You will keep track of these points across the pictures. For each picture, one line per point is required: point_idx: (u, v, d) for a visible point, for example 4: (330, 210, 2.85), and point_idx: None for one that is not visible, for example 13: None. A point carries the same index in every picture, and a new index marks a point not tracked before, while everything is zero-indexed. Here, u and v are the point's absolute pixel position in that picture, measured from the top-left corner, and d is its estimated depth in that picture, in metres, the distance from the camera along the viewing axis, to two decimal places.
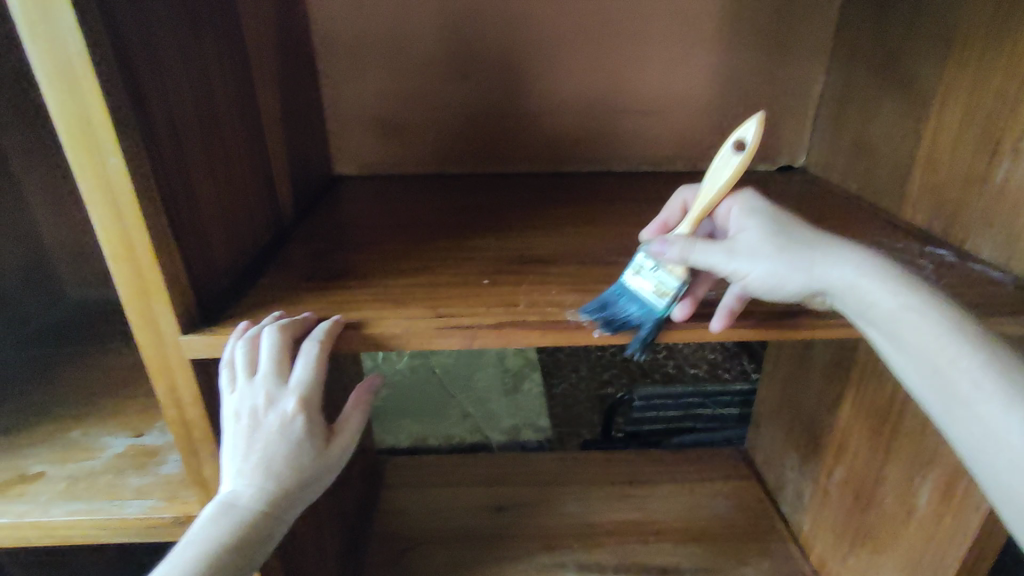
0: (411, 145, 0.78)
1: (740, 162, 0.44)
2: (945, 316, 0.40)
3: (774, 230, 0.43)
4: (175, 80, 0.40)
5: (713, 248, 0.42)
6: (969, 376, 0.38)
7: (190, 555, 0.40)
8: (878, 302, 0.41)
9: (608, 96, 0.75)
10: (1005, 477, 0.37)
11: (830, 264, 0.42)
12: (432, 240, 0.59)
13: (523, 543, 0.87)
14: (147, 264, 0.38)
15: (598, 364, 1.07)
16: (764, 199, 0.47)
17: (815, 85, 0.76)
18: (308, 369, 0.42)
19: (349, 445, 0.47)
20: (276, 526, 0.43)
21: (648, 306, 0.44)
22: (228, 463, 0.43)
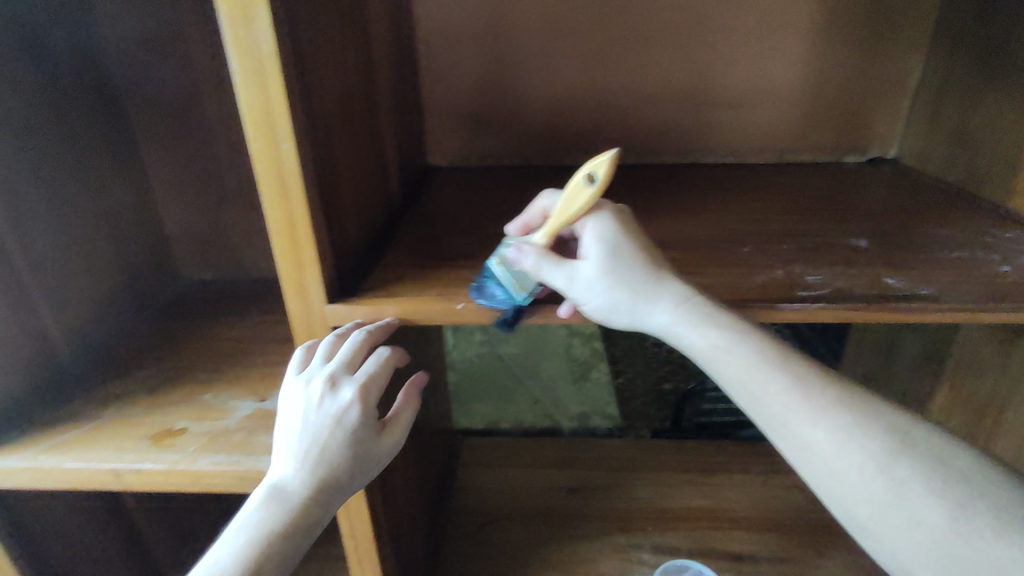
0: (501, 137, 0.82)
1: (586, 196, 0.44)
2: (758, 350, 0.44)
3: (612, 263, 0.44)
4: (325, 76, 0.46)
5: (556, 269, 0.45)
6: (782, 404, 0.43)
7: (248, 526, 0.46)
8: (690, 343, 0.44)
9: (696, 89, 0.77)
10: (831, 485, 0.42)
11: (653, 305, 0.44)
12: None
13: (598, 522, 0.90)
14: (304, 237, 0.44)
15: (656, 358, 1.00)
16: (619, 221, 0.46)
17: (912, 75, 0.74)
18: (377, 363, 0.48)
19: (399, 437, 0.51)
20: (324, 509, 0.47)
21: (511, 294, 0.47)
22: (287, 444, 0.48)
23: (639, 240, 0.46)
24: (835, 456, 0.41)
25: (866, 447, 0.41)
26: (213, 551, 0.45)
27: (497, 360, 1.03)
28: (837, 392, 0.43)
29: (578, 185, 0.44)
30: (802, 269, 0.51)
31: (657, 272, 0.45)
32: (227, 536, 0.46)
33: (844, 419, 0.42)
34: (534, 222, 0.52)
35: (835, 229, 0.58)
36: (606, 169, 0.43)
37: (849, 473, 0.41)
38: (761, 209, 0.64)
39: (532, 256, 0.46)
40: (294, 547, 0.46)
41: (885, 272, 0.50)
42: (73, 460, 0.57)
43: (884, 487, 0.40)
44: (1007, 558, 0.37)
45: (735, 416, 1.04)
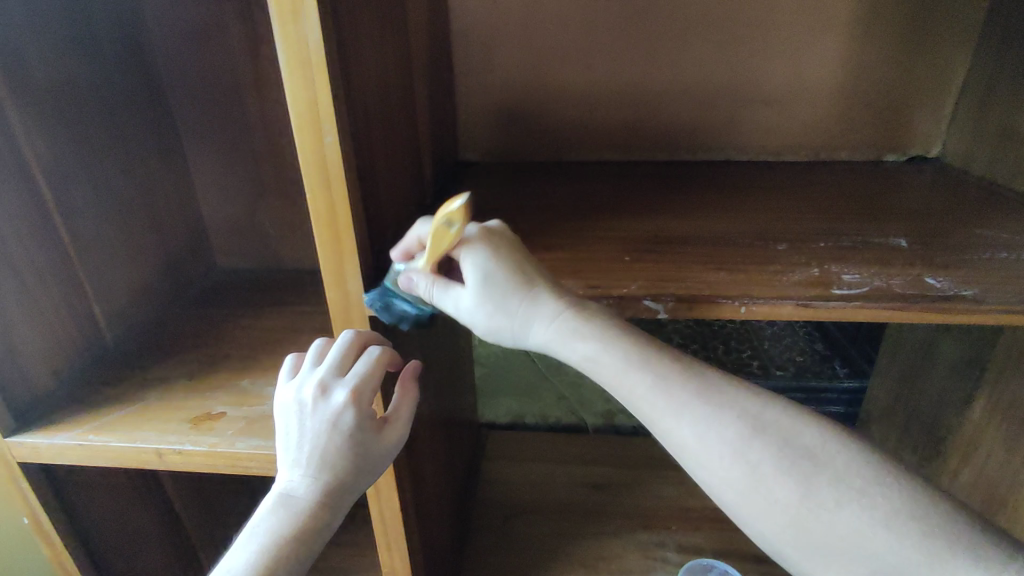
0: (533, 132, 0.82)
1: (453, 236, 0.45)
2: (622, 347, 0.44)
3: (486, 289, 0.44)
4: (365, 70, 0.47)
5: (444, 300, 0.46)
6: (647, 400, 0.43)
7: (258, 533, 0.47)
8: (569, 355, 0.45)
9: (731, 86, 0.76)
10: (700, 472, 0.43)
11: (530, 325, 0.45)
12: (565, 220, 0.63)
13: (622, 519, 0.90)
14: (344, 226, 0.45)
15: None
16: (489, 242, 0.46)
17: (957, 72, 0.72)
18: (368, 364, 0.48)
19: (401, 435, 0.51)
20: (333, 511, 0.48)
21: (420, 307, 0.48)
22: (286, 452, 0.49)
23: (509, 257, 0.45)
24: (699, 447, 0.42)
25: (724, 437, 0.42)
26: (225, 559, 0.47)
27: (522, 357, 1.03)
28: (696, 383, 0.44)
29: (442, 228, 0.45)
30: (839, 268, 0.51)
31: (528, 289, 0.45)
32: (238, 544, 0.47)
33: (703, 411, 0.43)
34: (414, 248, 0.48)
35: (874, 228, 0.57)
36: (459, 212, 0.44)
37: (710, 459, 0.42)
38: (796, 207, 0.63)
39: (422, 285, 0.46)
40: (305, 551, 0.47)
41: (925, 271, 0.49)
42: (118, 440, 0.60)
43: (742, 472, 0.41)
44: (852, 525, 0.39)
45: None
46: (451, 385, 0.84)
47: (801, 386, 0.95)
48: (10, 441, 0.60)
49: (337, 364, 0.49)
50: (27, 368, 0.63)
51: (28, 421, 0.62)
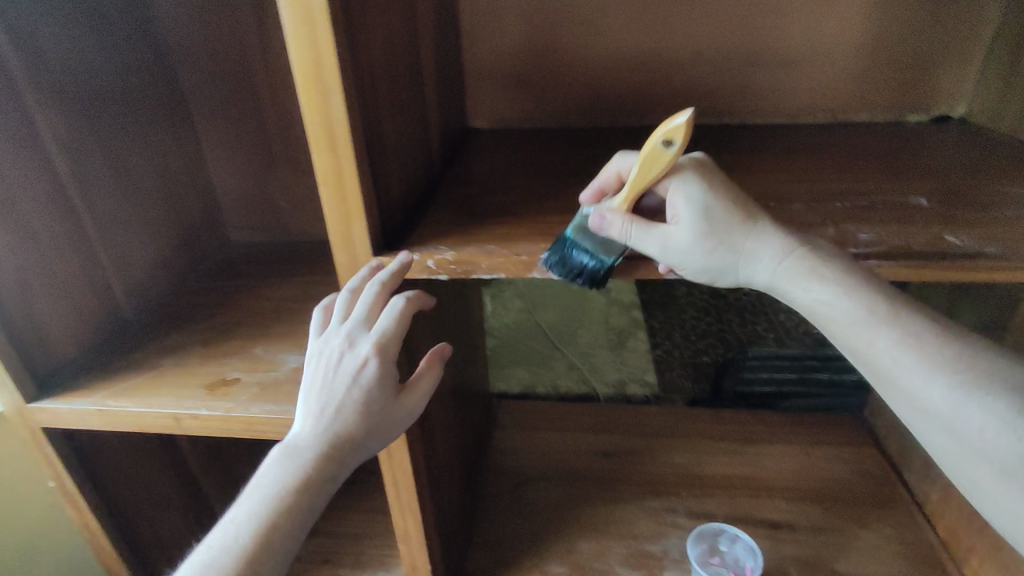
0: (542, 98, 0.81)
1: (668, 160, 0.44)
2: (869, 302, 0.43)
3: (705, 227, 0.44)
4: (370, 30, 0.46)
5: (651, 238, 0.45)
6: (890, 359, 0.43)
7: (265, 481, 0.46)
8: (798, 297, 0.45)
9: (745, 46, 0.74)
10: (946, 438, 0.42)
11: (753, 264, 0.45)
12: (573, 186, 0.62)
13: (633, 486, 0.90)
14: (350, 189, 0.45)
15: (694, 332, 1.03)
16: (702, 177, 0.45)
17: (987, 26, 0.70)
18: (393, 319, 0.48)
19: (420, 401, 0.50)
20: (338, 465, 0.47)
21: (597, 257, 0.47)
22: (304, 401, 0.48)
23: (726, 191, 0.45)
24: (952, 413, 0.41)
25: (992, 408, 0.40)
26: (233, 507, 0.46)
27: (533, 328, 1.08)
28: (955, 347, 0.42)
29: (658, 151, 0.44)
30: (856, 228, 0.49)
31: (751, 225, 0.44)
32: (247, 492, 0.46)
33: (966, 374, 0.41)
34: (608, 186, 0.51)
35: (894, 187, 0.56)
36: (685, 132, 0.42)
37: (966, 430, 0.41)
38: (811, 170, 0.62)
39: (618, 224, 0.46)
40: (308, 505, 0.46)
41: (947, 231, 0.48)
42: (136, 405, 0.61)
43: (1010, 447, 0.39)
44: None
45: (776, 387, 1.03)
46: (463, 354, 0.84)
47: (819, 352, 1.00)
48: (31, 407, 0.62)
49: (367, 318, 0.48)
50: (48, 336, 0.63)
51: (49, 387, 0.64)
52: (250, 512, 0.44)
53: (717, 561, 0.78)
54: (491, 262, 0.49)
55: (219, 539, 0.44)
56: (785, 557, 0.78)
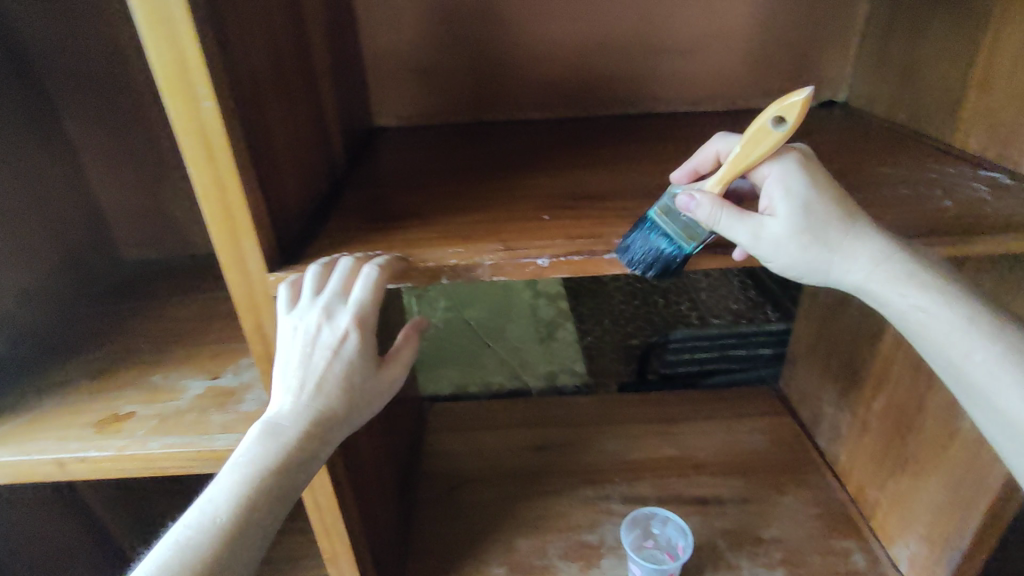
0: (449, 94, 0.79)
1: (778, 139, 0.44)
2: (968, 316, 0.47)
3: (804, 221, 0.45)
4: (247, 30, 0.43)
5: (743, 225, 0.44)
6: (986, 372, 0.46)
7: (247, 461, 0.44)
8: (891, 303, 0.47)
9: (644, 37, 0.76)
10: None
11: (849, 264, 0.46)
12: (482, 184, 0.61)
13: (567, 477, 0.91)
14: (235, 201, 0.42)
15: (622, 317, 1.11)
16: (806, 169, 0.46)
17: (860, 14, 0.74)
18: (370, 289, 0.45)
19: (399, 370, 0.50)
20: (320, 444, 0.46)
21: (678, 244, 0.46)
22: (282, 377, 0.46)
23: (826, 186, 0.46)
24: None
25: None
26: (213, 487, 0.44)
27: (463, 325, 1.12)
28: None
29: (766, 130, 0.44)
30: None
31: (852, 224, 0.45)
32: (225, 471, 0.44)
33: None
34: (703, 166, 0.52)
35: None
36: (801, 110, 0.43)
37: None
38: None
39: (705, 207, 0.45)
40: (291, 484, 0.45)
41: None
42: (13, 453, 0.54)
43: None
44: None
45: (698, 365, 1.08)
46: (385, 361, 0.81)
47: (736, 330, 1.06)
48: None
49: (344, 288, 0.45)
50: None
51: None
52: (228, 494, 0.43)
53: (650, 544, 0.80)
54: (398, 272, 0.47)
55: (195, 521, 0.42)
56: (713, 531, 0.81)
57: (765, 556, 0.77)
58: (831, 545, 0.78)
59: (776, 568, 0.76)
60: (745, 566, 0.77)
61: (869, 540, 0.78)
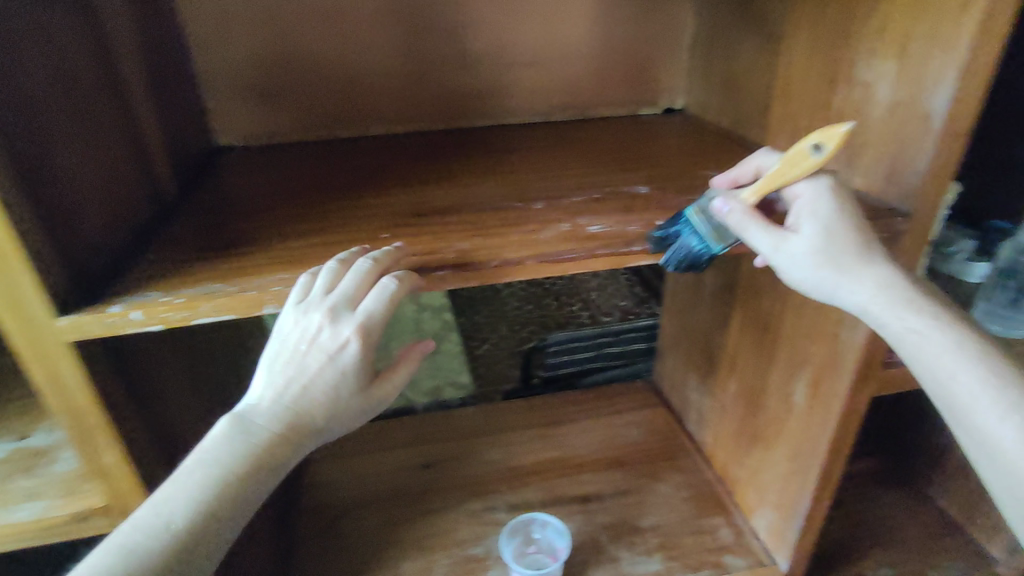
0: (296, 109, 0.76)
1: (812, 164, 0.46)
2: (960, 343, 0.48)
3: (824, 240, 0.46)
4: (14, 46, 0.39)
5: (765, 237, 0.46)
6: (970, 392, 0.47)
7: (217, 455, 0.42)
8: (887, 326, 0.48)
9: (490, 51, 0.77)
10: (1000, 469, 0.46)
11: (856, 286, 0.47)
12: (326, 204, 0.58)
13: (453, 492, 0.90)
14: (4, 238, 0.37)
15: (516, 321, 1.07)
16: (837, 195, 0.48)
17: (686, 29, 0.80)
18: (382, 301, 0.43)
19: (391, 390, 0.47)
20: (292, 451, 0.44)
21: (707, 243, 0.48)
22: (273, 368, 0.44)
23: (854, 215, 0.47)
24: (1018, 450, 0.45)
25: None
26: (177, 475, 0.42)
27: None
28: None
29: (802, 154, 0.46)
30: (588, 220, 0.51)
31: (866, 251, 0.47)
32: (188, 466, 0.43)
33: None
34: (743, 178, 0.53)
35: (622, 176, 0.60)
36: (840, 139, 0.45)
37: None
38: (557, 165, 0.65)
39: (736, 213, 0.47)
40: (255, 491, 0.43)
41: (654, 216, 0.51)
42: None
43: None
44: None
45: (577, 365, 1.11)
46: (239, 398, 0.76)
47: (611, 328, 1.08)
48: None
49: (354, 294, 0.43)
50: None
51: None
52: (187, 496, 0.41)
53: (533, 550, 0.81)
54: (214, 302, 0.43)
55: (146, 525, 0.40)
56: (595, 526, 0.83)
57: (643, 544, 0.81)
58: (701, 525, 0.83)
59: (653, 554, 0.79)
60: (626, 557, 0.79)
61: (734, 515, 0.84)
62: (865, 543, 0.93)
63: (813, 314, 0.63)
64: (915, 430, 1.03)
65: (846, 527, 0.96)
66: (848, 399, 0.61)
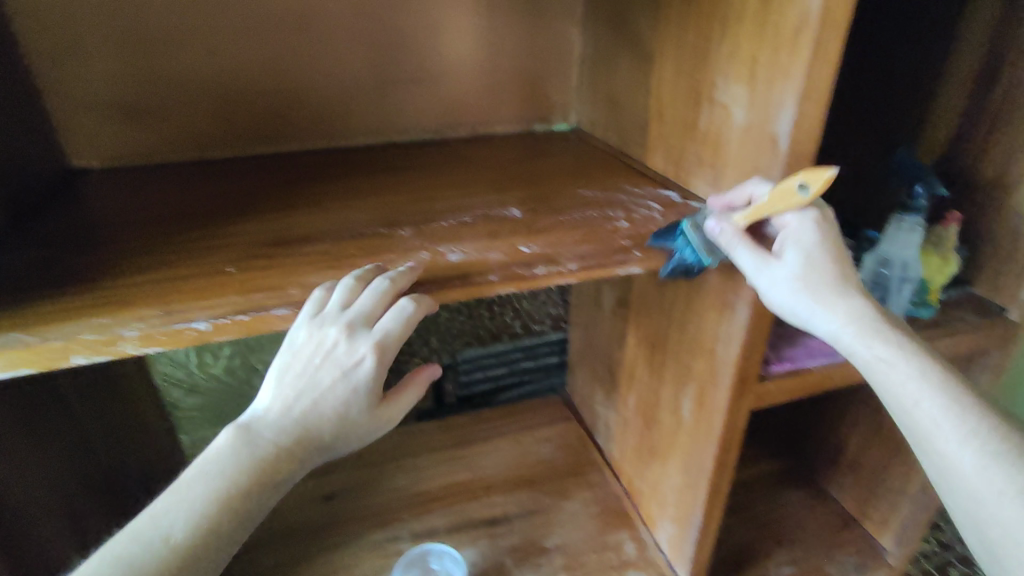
0: (162, 129, 0.71)
1: (797, 203, 0.46)
2: (924, 368, 0.49)
3: (808, 265, 0.49)
4: None
5: (749, 260, 0.49)
6: (932, 419, 0.48)
7: (223, 464, 0.43)
8: (856, 352, 0.50)
9: (373, 68, 0.75)
10: (960, 494, 0.47)
11: (832, 309, 0.49)
12: (177, 233, 0.54)
13: (356, 524, 0.86)
14: None
15: (449, 335, 1.00)
16: (822, 228, 0.51)
17: (573, 46, 0.81)
18: (398, 321, 0.43)
19: (396, 413, 0.47)
20: (296, 468, 0.45)
21: (700, 257, 0.50)
22: (281, 379, 0.45)
23: (835, 247, 0.50)
24: (976, 476, 0.46)
25: (1011, 477, 0.45)
26: (182, 483, 0.43)
27: (247, 375, 0.92)
28: (991, 423, 0.47)
29: (790, 190, 0.46)
30: (450, 246, 0.49)
31: (845, 281, 0.50)
32: (194, 473, 0.43)
33: (992, 446, 0.46)
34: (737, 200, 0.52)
35: (497, 199, 0.59)
36: (824, 184, 0.44)
37: (987, 495, 0.45)
38: (436, 186, 0.63)
39: (726, 234, 0.49)
40: (257, 506, 0.44)
41: (523, 240, 0.50)
42: None
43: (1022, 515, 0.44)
44: None
45: (490, 383, 1.09)
46: (87, 451, 0.70)
47: (521, 343, 1.06)
48: None
49: (371, 312, 0.43)
50: None
51: None
52: (194, 504, 0.42)
53: None
54: (11, 356, 0.39)
55: (150, 532, 0.41)
56: (500, 550, 0.82)
57: (548, 565, 0.80)
58: (606, 541, 0.83)
59: None
60: None
61: (638, 528, 0.84)
62: (768, 543, 0.96)
63: (694, 330, 0.64)
64: (813, 429, 1.07)
65: (751, 529, 0.98)
66: (728, 412, 0.62)
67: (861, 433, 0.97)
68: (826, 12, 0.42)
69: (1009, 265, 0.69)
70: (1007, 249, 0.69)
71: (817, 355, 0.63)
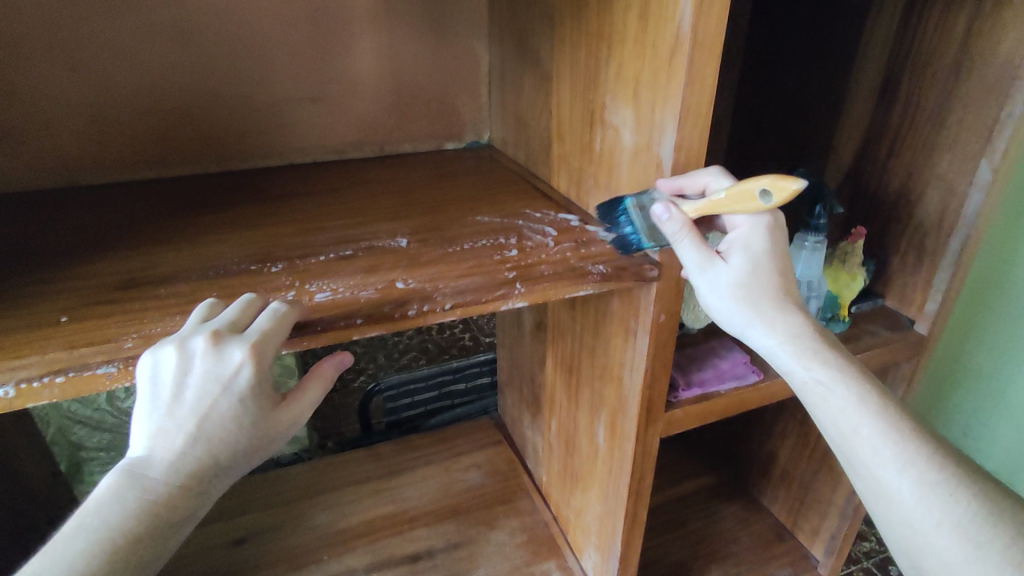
0: (25, 155, 0.64)
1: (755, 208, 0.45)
2: (861, 392, 0.48)
3: (749, 275, 0.49)
4: None
5: (695, 255, 0.46)
6: (871, 446, 0.46)
7: (101, 518, 0.36)
8: (794, 373, 0.49)
9: (266, 87, 0.70)
10: (899, 525, 0.45)
11: (769, 327, 0.49)
12: (19, 275, 0.48)
13: (268, 569, 0.81)
14: None
15: (397, 349, 0.98)
16: (771, 236, 0.49)
17: (482, 62, 0.78)
18: (272, 319, 0.40)
19: (299, 415, 0.42)
20: (195, 501, 0.39)
21: (640, 238, 0.48)
22: (149, 414, 0.38)
23: (780, 258, 0.50)
24: (914, 506, 0.44)
25: (949, 508, 0.43)
26: (50, 553, 0.35)
27: None
28: (925, 452, 0.45)
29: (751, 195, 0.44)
30: (320, 284, 0.46)
31: (783, 298, 0.49)
32: (65, 536, 0.36)
33: (929, 475, 0.44)
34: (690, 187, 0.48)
35: (386, 228, 0.56)
36: (789, 195, 0.44)
37: (924, 526, 0.44)
38: (327, 214, 0.59)
39: (673, 223, 0.45)
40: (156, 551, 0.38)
41: (402, 275, 0.46)
42: None
43: (960, 547, 0.42)
44: None
45: (419, 407, 1.05)
46: None
47: (450, 365, 1.02)
48: None
49: (238, 320, 0.41)
50: None
51: None
52: (76, 561, 0.35)
53: None
54: None
55: None
56: None
57: None
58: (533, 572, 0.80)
59: None
60: None
61: (566, 556, 0.81)
62: (703, 560, 0.95)
63: (603, 356, 0.62)
64: (747, 439, 1.06)
65: (686, 546, 0.97)
66: (638, 441, 0.59)
67: (790, 444, 0.97)
68: (697, 35, 0.40)
69: (913, 279, 0.69)
70: (912, 263, 0.69)
71: (726, 378, 0.62)
